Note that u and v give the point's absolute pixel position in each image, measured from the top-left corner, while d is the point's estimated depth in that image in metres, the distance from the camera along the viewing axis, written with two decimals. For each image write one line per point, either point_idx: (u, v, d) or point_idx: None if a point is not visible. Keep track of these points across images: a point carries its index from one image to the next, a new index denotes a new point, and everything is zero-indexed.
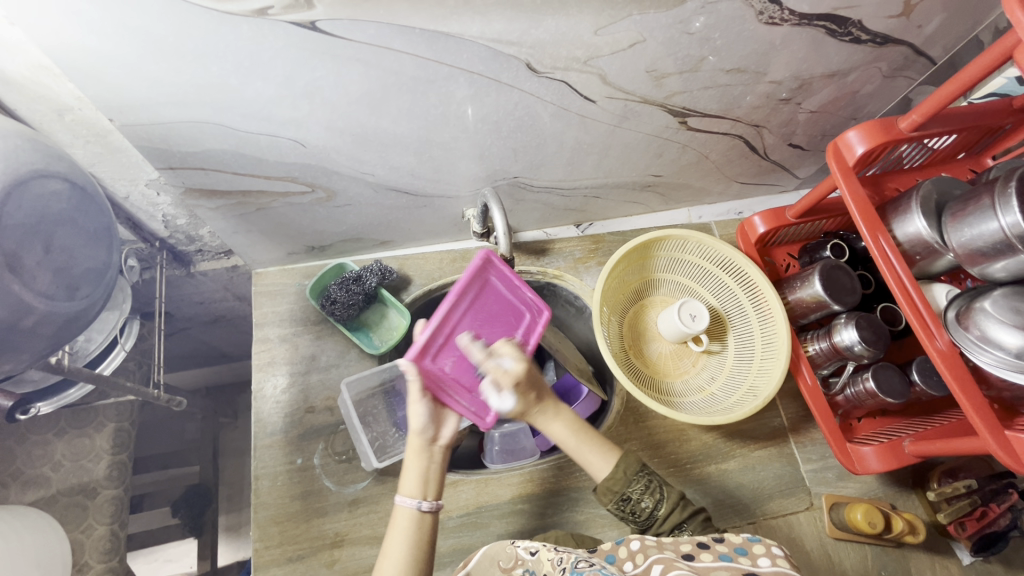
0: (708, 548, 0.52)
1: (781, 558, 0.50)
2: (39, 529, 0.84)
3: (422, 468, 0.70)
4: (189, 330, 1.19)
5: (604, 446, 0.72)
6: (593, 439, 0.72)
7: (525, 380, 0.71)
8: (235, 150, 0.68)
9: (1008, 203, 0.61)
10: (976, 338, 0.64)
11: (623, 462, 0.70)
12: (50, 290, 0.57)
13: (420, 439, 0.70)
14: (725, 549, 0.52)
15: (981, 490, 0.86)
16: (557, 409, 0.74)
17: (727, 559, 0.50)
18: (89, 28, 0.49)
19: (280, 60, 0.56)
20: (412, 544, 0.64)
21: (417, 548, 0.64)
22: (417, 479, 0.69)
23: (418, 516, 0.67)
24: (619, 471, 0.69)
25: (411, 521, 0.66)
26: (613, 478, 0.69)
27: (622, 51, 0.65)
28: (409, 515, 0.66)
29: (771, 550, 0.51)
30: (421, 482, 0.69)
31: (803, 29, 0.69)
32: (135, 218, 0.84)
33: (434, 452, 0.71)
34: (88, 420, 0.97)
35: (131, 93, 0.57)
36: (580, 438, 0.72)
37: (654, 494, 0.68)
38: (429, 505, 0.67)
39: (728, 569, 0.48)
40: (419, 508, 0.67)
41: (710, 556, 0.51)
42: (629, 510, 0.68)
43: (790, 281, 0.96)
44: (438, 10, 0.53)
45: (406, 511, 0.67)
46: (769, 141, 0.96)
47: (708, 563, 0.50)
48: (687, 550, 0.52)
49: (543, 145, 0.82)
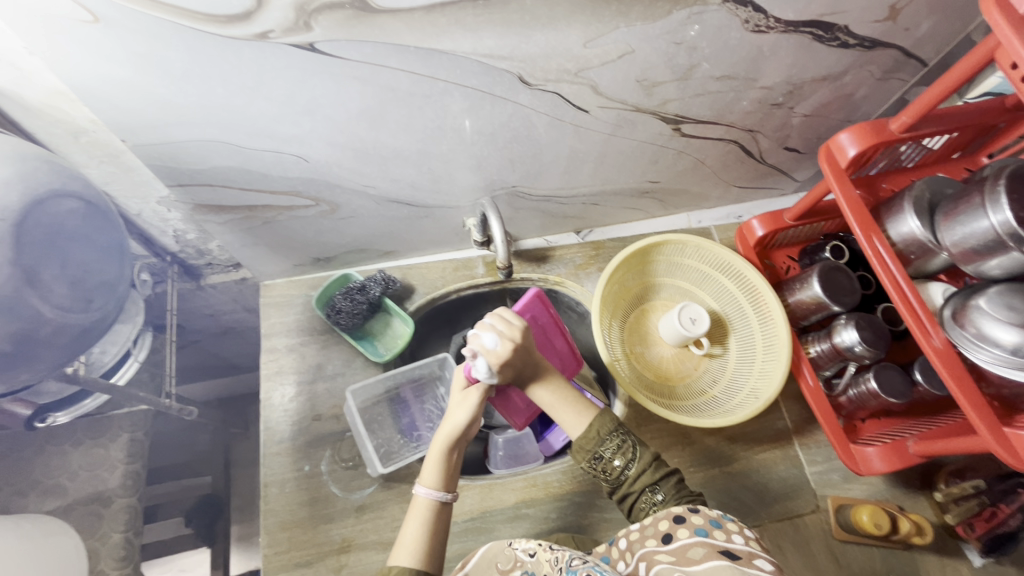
0: (684, 523, 0.54)
1: (754, 539, 0.51)
2: (56, 537, 0.87)
3: (447, 461, 0.71)
4: (200, 342, 1.22)
5: (582, 408, 0.73)
6: (571, 404, 0.73)
7: (510, 360, 0.70)
8: (242, 167, 0.71)
9: (998, 201, 0.62)
10: (973, 336, 0.64)
11: (598, 422, 0.71)
12: (65, 303, 0.59)
13: (454, 433, 0.71)
14: (700, 523, 0.53)
15: (990, 490, 0.85)
16: (541, 374, 0.75)
17: (702, 533, 0.52)
18: (101, 53, 0.52)
19: (282, 80, 0.58)
20: (425, 534, 0.66)
21: (433, 538, 0.66)
22: (440, 471, 0.70)
23: (439, 507, 0.68)
24: (594, 429, 0.70)
25: (428, 511, 0.68)
26: (588, 436, 0.70)
27: (612, 62, 0.67)
28: (429, 505, 0.68)
29: (745, 531, 0.52)
30: (444, 474, 0.70)
31: (790, 35, 0.71)
32: (147, 234, 0.87)
33: (460, 446, 0.73)
34: (104, 430, 0.99)
35: (142, 115, 0.60)
36: (559, 399, 0.74)
37: (626, 453, 0.69)
38: (451, 498, 0.69)
39: (705, 547, 0.50)
40: (441, 500, 0.68)
41: (686, 531, 0.53)
42: (601, 468, 0.69)
43: (790, 283, 0.97)
44: (431, 28, 0.56)
45: (427, 500, 0.68)
46: (764, 146, 0.97)
47: (685, 541, 0.52)
48: (665, 530, 0.54)
49: (539, 155, 0.84)
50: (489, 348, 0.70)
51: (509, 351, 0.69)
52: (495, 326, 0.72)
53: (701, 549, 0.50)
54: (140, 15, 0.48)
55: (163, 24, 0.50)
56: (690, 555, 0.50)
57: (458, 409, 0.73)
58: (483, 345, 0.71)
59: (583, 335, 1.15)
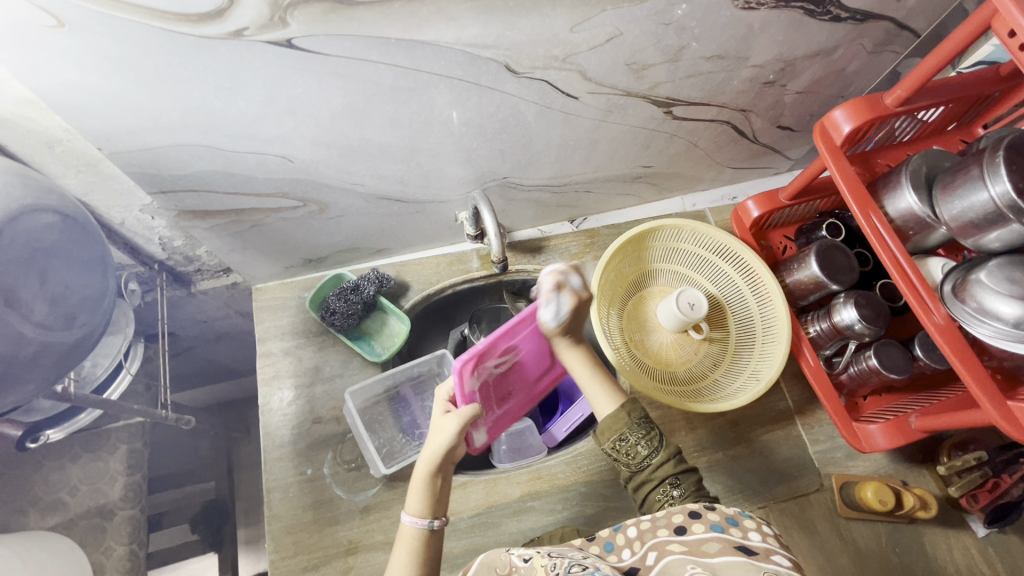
0: (699, 518, 0.53)
1: (771, 536, 0.50)
2: (60, 552, 0.86)
3: (432, 487, 0.66)
4: (195, 348, 1.21)
5: (611, 389, 0.75)
6: (605, 380, 0.76)
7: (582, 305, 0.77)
8: (225, 171, 0.69)
9: (997, 172, 0.60)
10: (974, 310, 0.63)
11: (627, 406, 0.72)
12: (48, 321, 0.57)
13: (436, 459, 0.65)
14: (716, 519, 0.52)
15: (992, 461, 0.86)
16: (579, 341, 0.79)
17: (718, 529, 0.51)
18: (68, 59, 0.50)
19: (260, 79, 0.57)
20: (416, 562, 0.63)
21: (422, 565, 0.63)
22: (425, 496, 0.66)
23: (428, 535, 0.65)
24: (624, 413, 0.71)
25: (417, 540, 0.64)
26: (615, 419, 0.70)
27: (600, 46, 0.65)
28: (416, 535, 0.64)
29: (762, 526, 0.51)
30: (430, 499, 0.66)
31: (781, 11, 0.69)
32: (131, 242, 0.85)
33: (445, 470, 0.68)
34: (102, 443, 1.00)
35: (116, 123, 0.58)
36: (593, 375, 0.76)
37: (652, 441, 0.69)
38: (439, 525, 0.65)
39: (721, 542, 0.49)
40: (429, 527, 0.64)
41: (701, 527, 0.52)
42: (625, 451, 0.69)
43: (787, 262, 0.96)
44: (412, 19, 0.54)
45: (414, 530, 0.65)
46: (757, 125, 0.95)
47: (700, 536, 0.51)
48: (680, 523, 0.53)
49: (529, 144, 0.82)
50: (575, 286, 0.76)
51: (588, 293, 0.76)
52: (568, 278, 0.76)
53: (716, 543, 0.49)
54: (103, 16, 0.46)
55: (132, 26, 0.48)
56: (705, 548, 0.49)
57: (437, 433, 0.66)
58: (570, 285, 0.76)
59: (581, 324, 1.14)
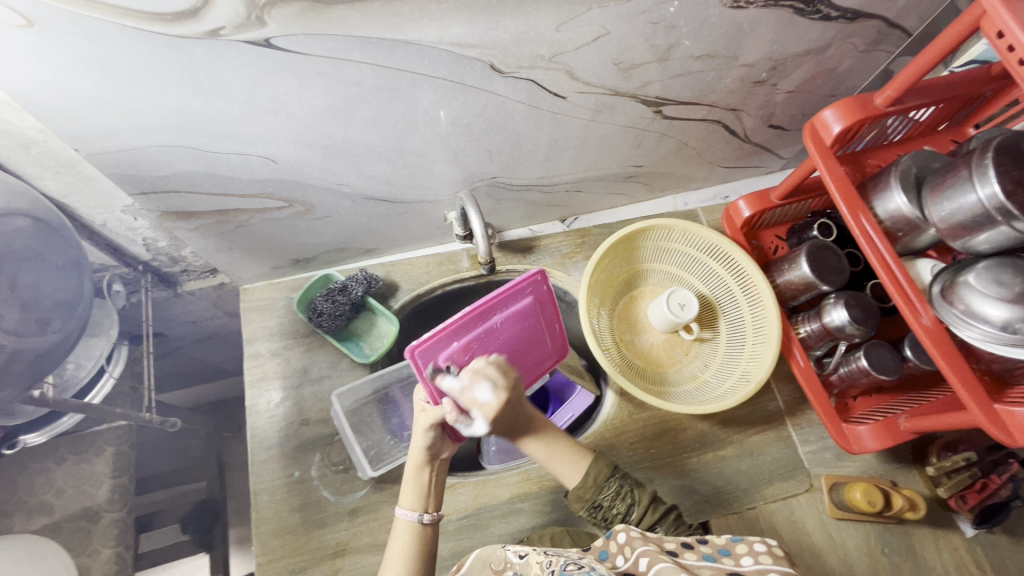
0: (691, 548, 0.53)
1: (764, 555, 0.49)
2: (38, 556, 0.86)
3: (423, 480, 0.68)
4: (184, 348, 1.20)
5: (576, 455, 0.71)
6: (562, 448, 0.71)
7: (502, 413, 0.63)
8: (206, 171, 0.68)
9: (986, 174, 0.60)
10: (962, 313, 0.62)
11: (593, 469, 0.69)
12: (20, 327, 0.56)
13: (422, 454, 0.67)
14: (709, 550, 0.52)
15: (981, 462, 0.86)
16: (530, 432, 0.70)
17: (710, 559, 0.51)
18: (39, 60, 0.49)
19: (239, 79, 0.56)
20: (411, 557, 0.63)
21: (420, 561, 0.64)
22: (418, 490, 0.68)
23: (419, 528, 0.65)
24: (590, 477, 0.68)
25: (411, 534, 0.65)
26: (585, 486, 0.68)
27: (586, 46, 0.65)
28: (409, 527, 0.65)
29: (755, 547, 0.51)
30: (422, 493, 0.68)
31: (769, 10, 0.68)
32: (115, 244, 0.85)
33: (437, 465, 0.69)
34: (87, 445, 1.00)
35: (95, 123, 0.57)
36: (552, 453, 0.70)
37: (625, 499, 0.68)
38: (430, 519, 0.66)
39: (712, 568, 0.49)
40: (420, 521, 0.65)
41: (693, 555, 0.52)
42: (602, 515, 0.68)
43: (778, 263, 0.95)
44: (392, 18, 0.53)
45: (406, 523, 0.66)
46: (749, 124, 0.95)
47: (692, 562, 0.51)
48: (672, 548, 0.53)
49: (518, 144, 0.81)
50: (484, 401, 0.61)
51: (503, 400, 0.62)
52: (485, 373, 0.63)
53: (707, 571, 0.49)
54: (78, 17, 0.45)
55: (105, 26, 0.47)
56: (696, 572, 0.49)
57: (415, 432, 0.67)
58: (474, 398, 0.61)
59: (573, 325, 1.13)
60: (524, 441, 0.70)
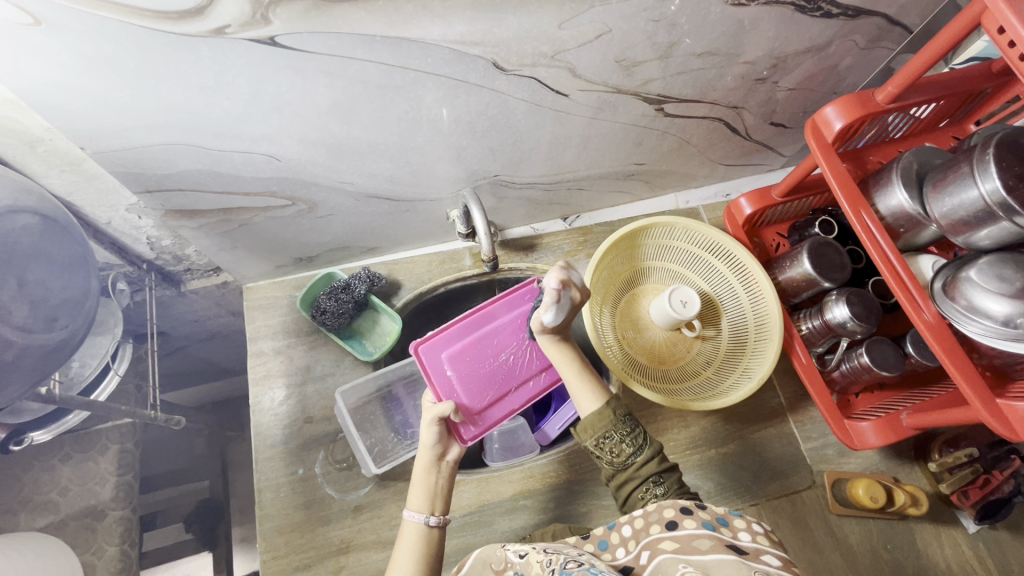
0: (691, 514, 0.52)
1: (762, 535, 0.50)
2: (44, 553, 0.86)
3: (431, 483, 0.69)
4: (187, 347, 1.21)
5: (601, 382, 0.73)
6: (593, 375, 0.73)
7: (559, 323, 0.74)
8: (211, 169, 0.69)
9: (986, 170, 0.60)
10: (964, 308, 0.63)
11: (612, 404, 0.69)
12: (27, 324, 0.57)
13: (429, 455, 0.69)
14: (707, 518, 0.52)
15: (982, 458, 0.86)
16: (567, 339, 0.77)
17: (709, 528, 0.51)
18: (47, 58, 0.49)
19: (243, 77, 0.56)
20: (418, 559, 0.63)
21: (427, 563, 0.64)
22: (425, 493, 0.68)
23: (426, 531, 0.66)
24: (606, 410, 0.68)
25: (418, 537, 0.65)
26: (600, 415, 0.68)
27: (588, 43, 0.65)
28: (416, 530, 0.66)
29: (753, 526, 0.51)
30: (429, 495, 0.68)
31: (771, 8, 0.68)
32: (119, 242, 0.85)
33: (443, 467, 0.71)
34: (92, 444, 1.00)
35: (101, 121, 0.57)
36: (581, 372, 0.74)
37: (636, 440, 0.67)
38: (437, 521, 0.66)
39: (711, 539, 0.49)
40: (427, 523, 0.66)
41: (693, 523, 0.52)
42: (608, 449, 0.67)
43: (779, 260, 0.95)
44: (396, 16, 0.53)
45: (414, 525, 0.66)
46: (750, 122, 0.95)
47: (691, 532, 0.50)
48: (671, 518, 0.53)
49: (520, 143, 0.82)
50: (547, 318, 0.71)
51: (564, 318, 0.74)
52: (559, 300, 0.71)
53: (707, 540, 0.49)
54: (84, 15, 0.46)
55: (112, 24, 0.47)
56: (695, 544, 0.48)
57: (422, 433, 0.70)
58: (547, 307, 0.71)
59: (575, 322, 1.14)
60: (556, 350, 0.76)
